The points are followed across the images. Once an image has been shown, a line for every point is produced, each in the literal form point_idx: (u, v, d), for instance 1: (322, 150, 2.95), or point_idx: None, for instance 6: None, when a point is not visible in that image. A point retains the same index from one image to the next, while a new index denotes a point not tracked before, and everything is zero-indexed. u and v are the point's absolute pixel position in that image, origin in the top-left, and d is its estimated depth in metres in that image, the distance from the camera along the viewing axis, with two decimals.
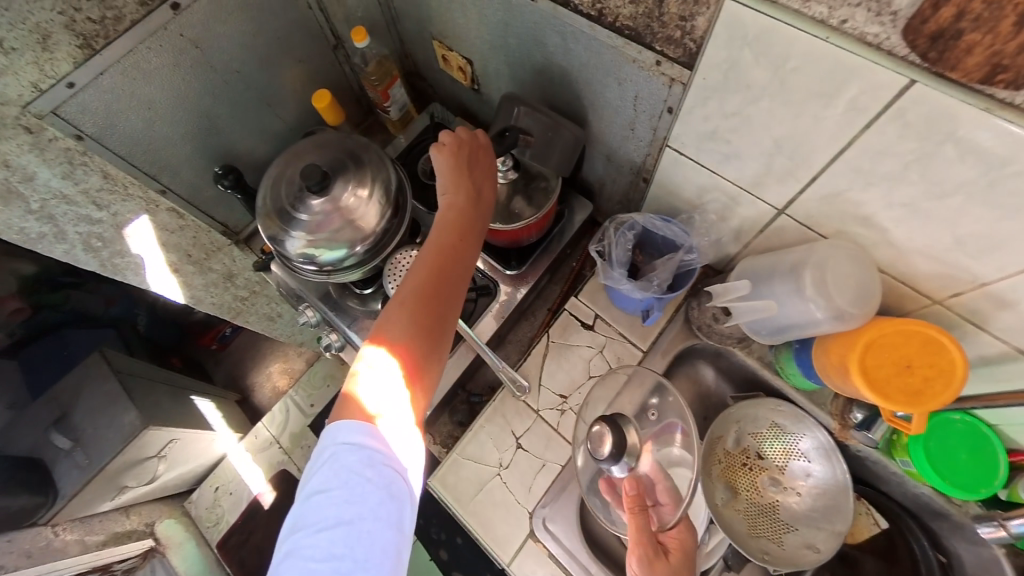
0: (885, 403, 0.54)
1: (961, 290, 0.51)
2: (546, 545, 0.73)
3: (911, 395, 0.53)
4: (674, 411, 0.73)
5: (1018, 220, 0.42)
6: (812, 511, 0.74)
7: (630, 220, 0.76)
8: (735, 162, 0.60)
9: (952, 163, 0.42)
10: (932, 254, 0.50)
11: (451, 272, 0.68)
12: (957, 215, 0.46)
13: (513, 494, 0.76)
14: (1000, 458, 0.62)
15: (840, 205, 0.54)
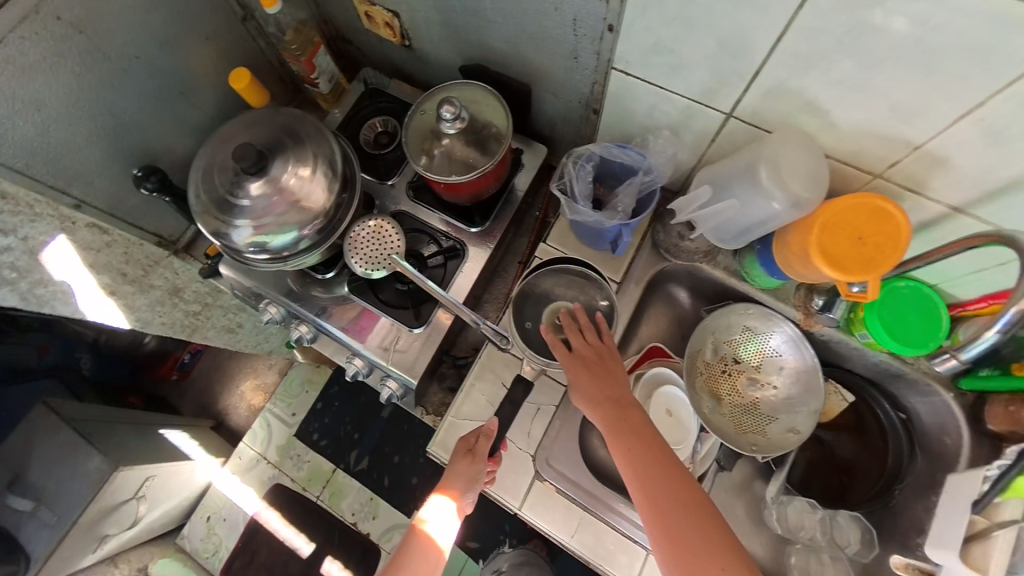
0: (845, 277, 0.58)
1: (900, 157, 0.57)
2: (554, 482, 0.73)
3: (865, 264, 0.58)
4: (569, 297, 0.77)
5: (941, 77, 0.47)
6: (789, 398, 0.79)
7: (587, 153, 0.77)
8: (681, 71, 0.62)
9: (880, 30, 0.46)
10: (871, 127, 0.56)
11: (427, 549, 0.68)
12: (890, 82, 0.50)
13: (515, 443, 0.75)
14: (943, 312, 0.70)
15: (784, 95, 0.58)
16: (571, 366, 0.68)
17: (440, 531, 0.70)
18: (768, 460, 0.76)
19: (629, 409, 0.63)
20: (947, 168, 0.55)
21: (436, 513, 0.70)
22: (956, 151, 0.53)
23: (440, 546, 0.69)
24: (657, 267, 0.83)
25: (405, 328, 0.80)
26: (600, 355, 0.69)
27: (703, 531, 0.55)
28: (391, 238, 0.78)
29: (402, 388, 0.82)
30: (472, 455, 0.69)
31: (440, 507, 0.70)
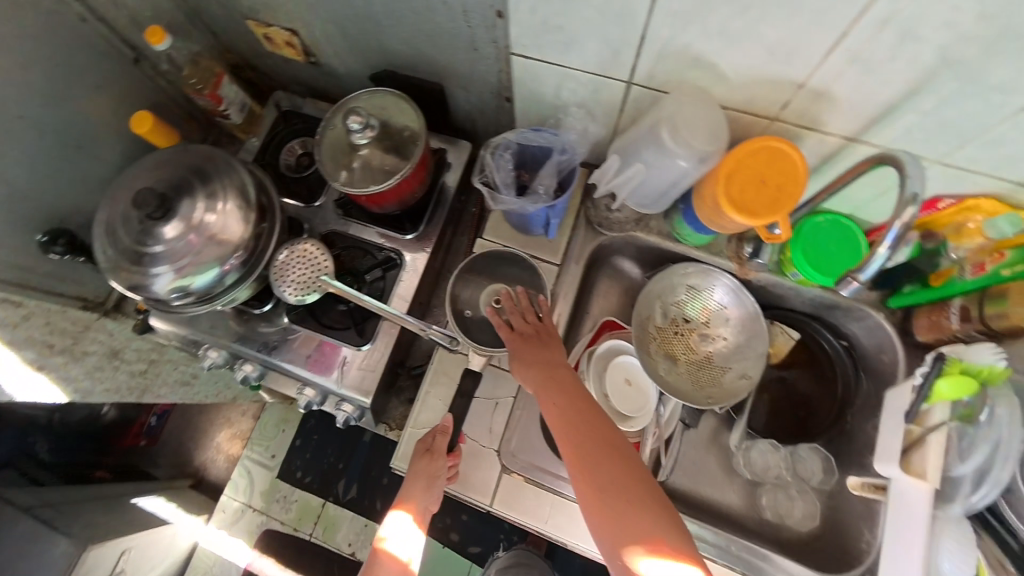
0: (757, 221, 0.59)
1: (789, 100, 0.60)
2: (523, 472, 0.69)
3: (773, 206, 0.59)
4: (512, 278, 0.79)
5: (804, 15, 0.49)
6: (738, 347, 0.81)
7: (503, 141, 0.75)
8: (574, 46, 0.63)
9: None
10: (757, 74, 0.58)
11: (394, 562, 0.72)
12: (762, 28, 0.52)
13: (477, 440, 0.71)
14: (860, 237, 0.73)
15: (672, 55, 0.59)
16: (510, 340, 0.68)
17: (401, 546, 0.74)
18: (724, 410, 0.78)
19: (562, 373, 0.64)
20: (832, 101, 0.57)
21: (395, 527, 0.74)
22: (835, 83, 0.55)
23: (404, 558, 0.73)
24: (595, 243, 0.84)
25: (353, 349, 0.76)
26: (538, 327, 0.69)
27: (626, 479, 0.54)
28: (318, 259, 0.76)
29: (359, 411, 0.77)
30: (431, 453, 0.69)
31: (397, 520, 0.74)
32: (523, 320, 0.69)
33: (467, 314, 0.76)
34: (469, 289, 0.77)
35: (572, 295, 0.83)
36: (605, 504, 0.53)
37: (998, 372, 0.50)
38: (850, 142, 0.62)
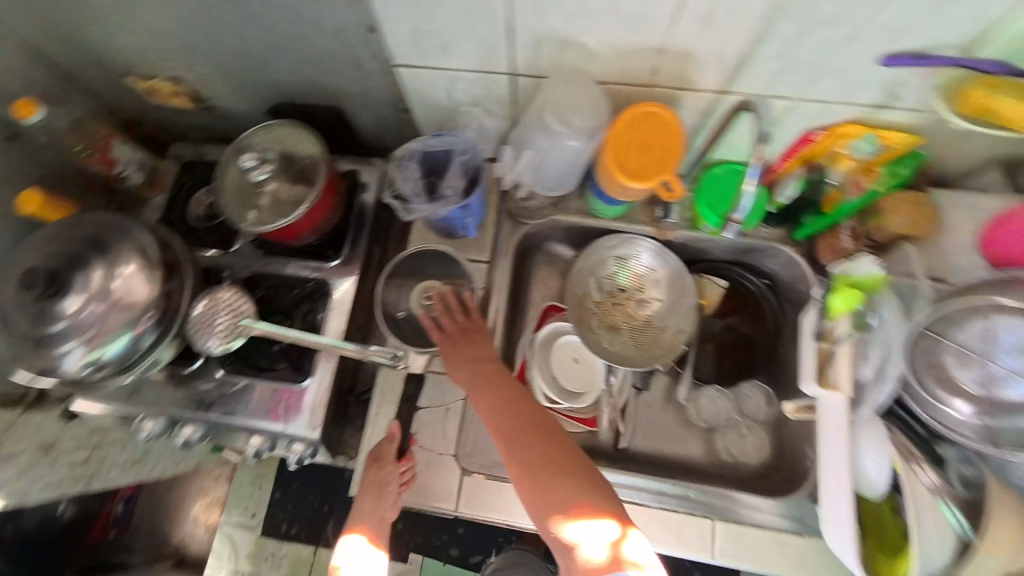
0: (648, 181, 0.61)
1: (658, 67, 0.62)
2: (483, 470, 0.69)
3: (660, 164, 0.62)
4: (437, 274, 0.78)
5: None
6: (671, 305, 0.84)
7: (407, 151, 0.75)
8: (450, 48, 0.64)
9: None
10: (623, 48, 0.60)
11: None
12: (613, 5, 0.54)
13: (433, 449, 0.71)
14: (758, 182, 0.77)
15: (542, 42, 0.61)
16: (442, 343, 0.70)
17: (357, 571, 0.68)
18: (665, 368, 0.82)
19: (488, 365, 0.66)
20: (695, 61, 0.60)
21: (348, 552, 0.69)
22: (692, 44, 0.57)
23: None
24: (519, 234, 0.85)
25: (290, 386, 0.75)
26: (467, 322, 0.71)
27: (549, 453, 0.57)
28: (236, 303, 0.74)
29: (311, 448, 0.73)
30: (376, 461, 0.68)
31: (349, 544, 0.70)
32: (449, 320, 0.71)
33: (399, 315, 0.77)
34: (400, 304, 0.77)
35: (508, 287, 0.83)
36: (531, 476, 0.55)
37: (875, 279, 0.56)
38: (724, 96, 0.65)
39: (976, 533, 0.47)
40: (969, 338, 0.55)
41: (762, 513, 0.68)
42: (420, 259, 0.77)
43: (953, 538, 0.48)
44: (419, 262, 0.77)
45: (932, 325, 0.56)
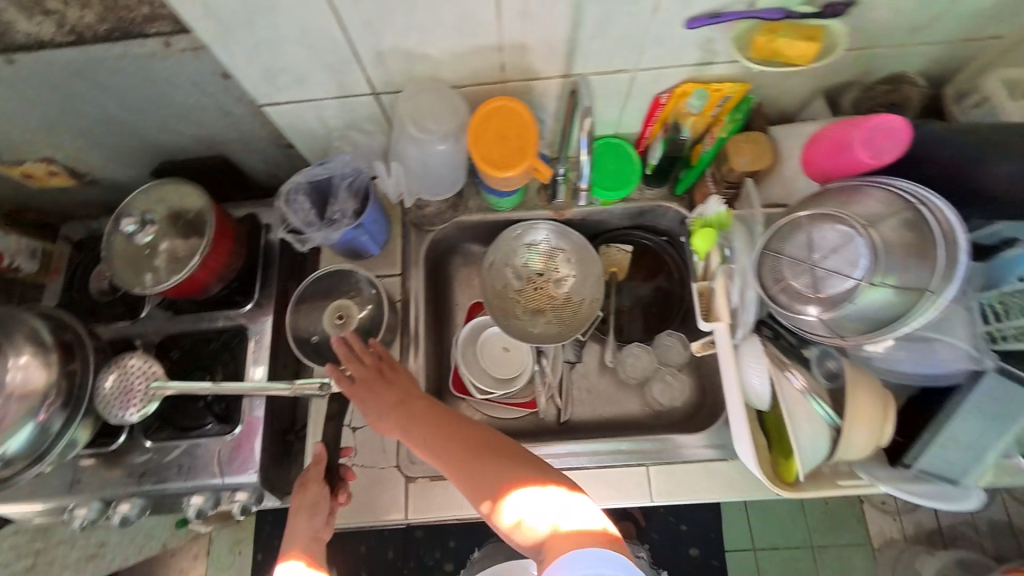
0: (515, 170, 0.63)
1: (504, 63, 0.66)
2: (427, 473, 0.71)
3: (521, 152, 0.64)
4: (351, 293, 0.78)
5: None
6: (585, 279, 0.88)
7: (293, 185, 0.75)
8: (306, 79, 0.66)
9: None
10: (465, 51, 0.63)
11: None
12: (438, 14, 0.58)
13: (376, 465, 0.72)
14: (632, 150, 0.83)
15: (388, 59, 0.64)
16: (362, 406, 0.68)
17: None
18: (585, 338, 0.89)
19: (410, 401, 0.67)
20: (535, 52, 0.64)
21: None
22: (527, 38, 0.62)
23: None
24: (427, 241, 0.87)
25: (222, 438, 0.73)
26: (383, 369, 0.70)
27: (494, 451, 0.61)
28: (146, 367, 0.73)
29: (255, 494, 0.72)
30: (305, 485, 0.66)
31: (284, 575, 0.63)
32: (358, 371, 0.70)
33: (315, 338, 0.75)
34: (313, 328, 0.75)
35: (426, 294, 0.85)
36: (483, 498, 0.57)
37: (729, 217, 0.62)
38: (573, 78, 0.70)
39: (840, 417, 0.54)
40: (798, 244, 0.53)
41: (693, 449, 0.73)
42: (331, 280, 0.78)
43: (824, 428, 0.54)
44: (329, 283, 0.78)
45: (769, 243, 0.55)
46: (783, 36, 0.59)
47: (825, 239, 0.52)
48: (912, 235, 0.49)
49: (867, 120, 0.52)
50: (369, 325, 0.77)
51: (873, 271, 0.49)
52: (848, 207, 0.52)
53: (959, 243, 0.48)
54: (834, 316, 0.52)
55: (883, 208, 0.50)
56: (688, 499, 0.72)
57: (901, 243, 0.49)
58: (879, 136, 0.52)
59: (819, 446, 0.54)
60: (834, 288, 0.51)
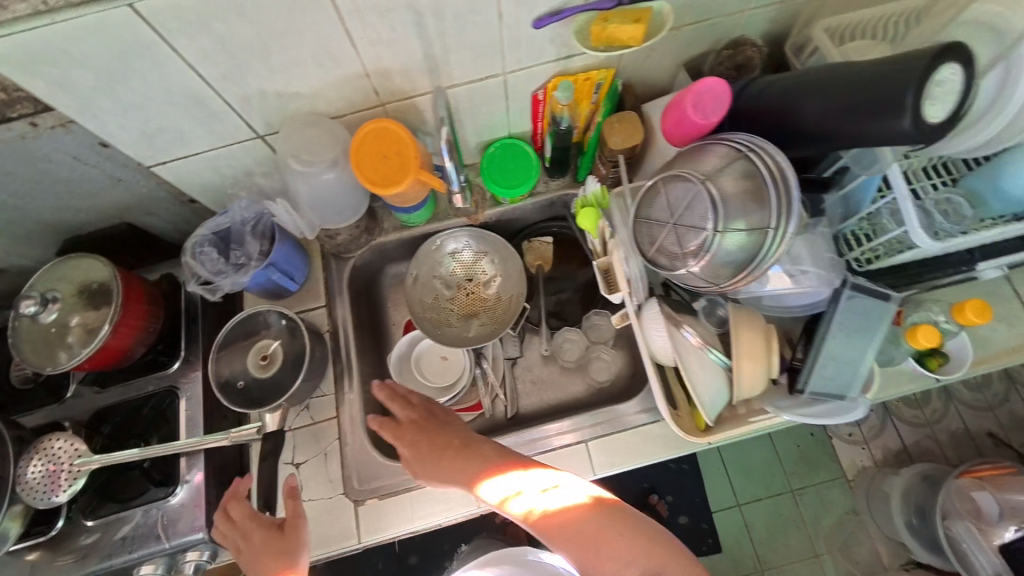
0: (399, 185, 0.65)
1: (377, 88, 0.68)
2: (374, 495, 0.73)
3: (403, 168, 0.66)
4: (274, 331, 0.78)
5: (309, 33, 0.57)
6: (511, 277, 0.91)
7: (200, 238, 0.75)
8: (184, 134, 0.67)
9: (233, 30, 0.54)
10: (335, 83, 0.65)
11: None
12: (295, 52, 0.59)
13: (323, 496, 0.73)
14: (527, 147, 0.86)
15: (260, 102, 0.65)
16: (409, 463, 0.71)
17: None
18: (515, 332, 0.91)
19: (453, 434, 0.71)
20: (401, 72, 0.66)
21: None
22: (387, 60, 0.64)
23: None
24: (347, 270, 0.88)
25: (163, 503, 0.72)
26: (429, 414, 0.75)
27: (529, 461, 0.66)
28: (70, 446, 0.72)
29: (207, 551, 0.72)
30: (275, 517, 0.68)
31: None
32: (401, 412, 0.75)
33: (242, 384, 0.75)
34: (238, 373, 0.75)
35: (354, 321, 0.87)
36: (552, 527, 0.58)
37: (606, 194, 0.68)
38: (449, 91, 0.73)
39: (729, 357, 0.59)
40: (660, 205, 0.57)
41: (631, 416, 0.76)
42: (248, 324, 0.77)
43: (717, 370, 0.59)
44: (247, 327, 0.78)
45: (636, 211, 0.59)
46: (613, 22, 0.60)
47: (679, 198, 0.56)
48: (746, 182, 0.53)
49: (695, 87, 0.56)
50: (291, 365, 0.76)
51: (720, 219, 0.53)
52: (694, 166, 0.56)
53: (786, 183, 0.52)
54: (698, 264, 0.55)
55: (722, 162, 0.55)
56: (632, 466, 0.74)
57: (740, 190, 0.53)
58: (709, 96, 0.56)
59: (720, 389, 0.60)
60: (693, 239, 0.55)
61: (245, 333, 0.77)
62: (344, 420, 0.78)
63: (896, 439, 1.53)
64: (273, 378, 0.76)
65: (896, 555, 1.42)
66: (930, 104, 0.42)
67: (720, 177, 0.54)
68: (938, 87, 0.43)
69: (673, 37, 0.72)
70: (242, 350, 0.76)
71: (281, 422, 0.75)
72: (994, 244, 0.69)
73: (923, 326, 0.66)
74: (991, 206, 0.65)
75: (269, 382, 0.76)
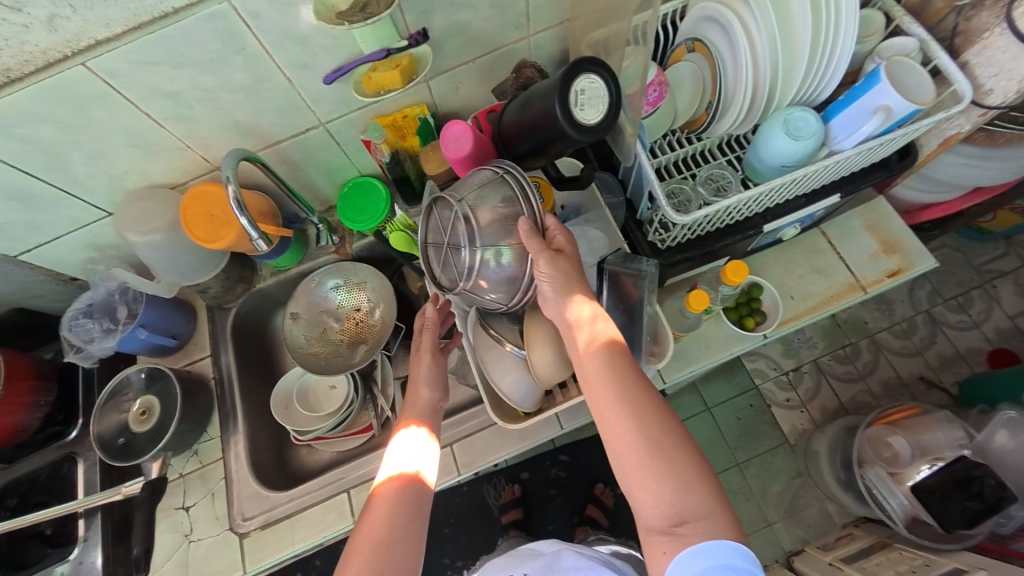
0: (225, 239, 0.76)
1: (204, 157, 0.76)
2: (256, 526, 0.80)
3: (226, 224, 0.76)
4: (155, 388, 0.86)
5: (112, 123, 0.65)
6: (389, 304, 0.96)
7: (73, 312, 0.86)
8: (34, 224, 0.74)
9: (40, 132, 0.63)
10: (159, 159, 0.73)
11: (406, 500, 0.63)
12: (108, 141, 0.67)
13: (212, 532, 0.81)
14: (375, 180, 0.88)
15: (94, 185, 0.72)
16: (529, 239, 0.59)
17: (411, 461, 0.67)
18: (392, 351, 0.98)
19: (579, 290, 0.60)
20: (220, 139, 0.74)
21: (413, 458, 0.68)
22: (199, 132, 0.71)
23: (414, 468, 0.67)
24: (230, 318, 0.93)
25: (60, 562, 0.79)
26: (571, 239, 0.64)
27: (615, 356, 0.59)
28: None
29: None
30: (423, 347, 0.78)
31: (412, 448, 0.69)
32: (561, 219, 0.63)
33: (121, 440, 0.84)
34: (117, 430, 0.84)
35: (239, 367, 0.92)
36: (607, 359, 0.55)
37: (408, 219, 0.88)
38: (276, 147, 0.80)
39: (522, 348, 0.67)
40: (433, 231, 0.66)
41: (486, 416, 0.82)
42: (119, 391, 0.86)
43: (513, 360, 0.67)
44: (121, 389, 0.86)
45: (425, 236, 0.68)
46: (379, 70, 0.68)
47: (447, 222, 0.64)
48: (496, 205, 0.61)
49: (442, 135, 0.69)
50: (164, 416, 0.84)
51: (476, 243, 0.61)
52: (457, 190, 0.65)
53: (529, 198, 0.60)
54: (465, 284, 0.64)
55: (479, 185, 0.63)
56: (490, 462, 0.81)
57: (493, 212, 0.61)
58: (455, 137, 0.67)
59: (524, 379, 0.68)
60: (458, 261, 0.63)
61: (125, 392, 0.86)
62: (228, 460, 0.85)
63: (831, 398, 1.53)
64: (152, 429, 0.84)
65: (845, 513, 1.43)
66: (578, 110, 0.57)
67: (476, 200, 0.62)
68: (586, 94, 0.57)
69: (470, 69, 0.79)
70: (123, 410, 0.85)
71: (163, 468, 0.83)
72: (781, 205, 0.75)
73: (697, 292, 0.72)
74: (761, 174, 0.71)
75: (149, 436, 0.83)
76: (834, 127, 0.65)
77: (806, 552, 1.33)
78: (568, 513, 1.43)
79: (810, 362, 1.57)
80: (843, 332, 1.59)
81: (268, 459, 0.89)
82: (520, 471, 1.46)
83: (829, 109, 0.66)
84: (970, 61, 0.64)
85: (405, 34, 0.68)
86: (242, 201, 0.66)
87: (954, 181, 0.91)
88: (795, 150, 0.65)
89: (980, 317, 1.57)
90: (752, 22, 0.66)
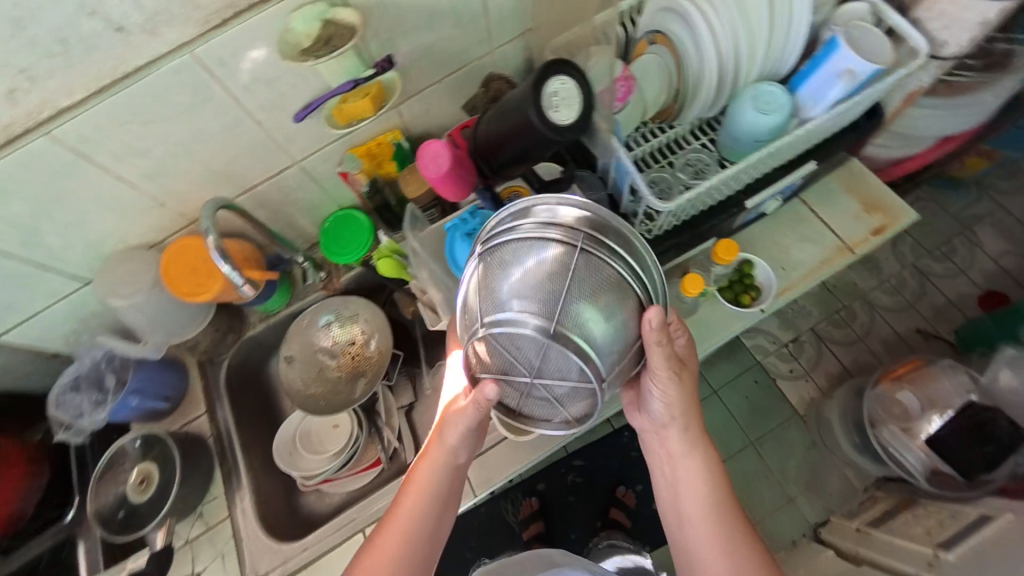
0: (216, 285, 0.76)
1: (181, 212, 0.75)
2: None
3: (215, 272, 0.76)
4: (154, 454, 0.83)
5: (83, 191, 0.64)
6: (382, 332, 0.93)
7: (59, 387, 0.83)
8: (12, 303, 0.72)
9: (9, 209, 0.61)
10: (135, 219, 0.72)
11: (423, 525, 0.61)
12: (81, 209, 0.66)
13: None
14: (357, 212, 0.86)
15: (71, 256, 0.71)
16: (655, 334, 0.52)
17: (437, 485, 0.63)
18: (393, 380, 0.95)
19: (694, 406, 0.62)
20: (195, 191, 0.73)
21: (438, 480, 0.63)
22: (173, 187, 0.70)
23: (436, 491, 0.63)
24: (222, 371, 0.91)
25: None
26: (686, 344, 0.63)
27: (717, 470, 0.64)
28: None
29: None
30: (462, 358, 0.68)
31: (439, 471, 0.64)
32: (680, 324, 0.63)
33: (122, 513, 0.81)
34: (117, 504, 0.81)
35: (237, 419, 0.89)
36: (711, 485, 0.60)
37: (395, 243, 0.82)
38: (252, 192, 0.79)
39: None
40: (515, 343, 0.50)
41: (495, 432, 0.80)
42: (114, 460, 0.83)
43: None
44: (117, 459, 0.83)
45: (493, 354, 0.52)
46: (349, 102, 0.67)
47: (532, 345, 0.49)
48: (612, 303, 0.50)
49: (419, 155, 0.69)
50: (164, 482, 0.81)
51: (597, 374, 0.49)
52: (523, 295, 0.49)
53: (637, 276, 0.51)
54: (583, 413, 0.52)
55: (566, 282, 0.48)
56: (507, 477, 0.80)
57: (612, 305, 0.49)
58: (433, 155, 0.68)
59: None
60: (563, 389, 0.51)
61: (122, 462, 0.83)
62: (235, 516, 0.82)
63: (834, 363, 1.54)
64: (152, 497, 0.81)
65: (862, 476, 1.41)
66: (552, 112, 0.57)
67: (569, 306, 0.48)
68: (559, 95, 0.58)
69: (439, 89, 0.80)
70: (122, 481, 0.82)
71: (169, 536, 0.80)
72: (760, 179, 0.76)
73: (692, 276, 0.72)
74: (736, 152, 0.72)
75: (151, 505, 0.81)
76: (802, 97, 0.67)
77: (834, 522, 1.32)
78: (591, 517, 1.40)
79: (807, 331, 1.59)
80: (835, 296, 1.61)
81: (277, 509, 0.86)
82: (535, 483, 1.43)
83: (794, 79, 0.68)
84: (921, 17, 0.66)
85: (371, 63, 0.66)
86: (224, 250, 0.65)
87: (919, 133, 0.93)
88: (769, 124, 0.66)
89: (964, 263, 1.60)
90: (708, 10, 0.67)
